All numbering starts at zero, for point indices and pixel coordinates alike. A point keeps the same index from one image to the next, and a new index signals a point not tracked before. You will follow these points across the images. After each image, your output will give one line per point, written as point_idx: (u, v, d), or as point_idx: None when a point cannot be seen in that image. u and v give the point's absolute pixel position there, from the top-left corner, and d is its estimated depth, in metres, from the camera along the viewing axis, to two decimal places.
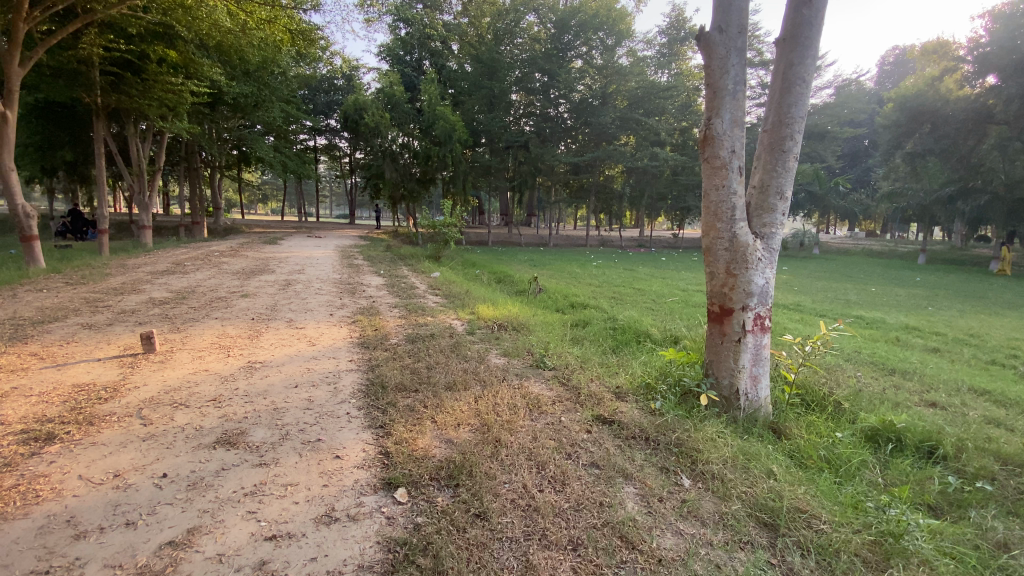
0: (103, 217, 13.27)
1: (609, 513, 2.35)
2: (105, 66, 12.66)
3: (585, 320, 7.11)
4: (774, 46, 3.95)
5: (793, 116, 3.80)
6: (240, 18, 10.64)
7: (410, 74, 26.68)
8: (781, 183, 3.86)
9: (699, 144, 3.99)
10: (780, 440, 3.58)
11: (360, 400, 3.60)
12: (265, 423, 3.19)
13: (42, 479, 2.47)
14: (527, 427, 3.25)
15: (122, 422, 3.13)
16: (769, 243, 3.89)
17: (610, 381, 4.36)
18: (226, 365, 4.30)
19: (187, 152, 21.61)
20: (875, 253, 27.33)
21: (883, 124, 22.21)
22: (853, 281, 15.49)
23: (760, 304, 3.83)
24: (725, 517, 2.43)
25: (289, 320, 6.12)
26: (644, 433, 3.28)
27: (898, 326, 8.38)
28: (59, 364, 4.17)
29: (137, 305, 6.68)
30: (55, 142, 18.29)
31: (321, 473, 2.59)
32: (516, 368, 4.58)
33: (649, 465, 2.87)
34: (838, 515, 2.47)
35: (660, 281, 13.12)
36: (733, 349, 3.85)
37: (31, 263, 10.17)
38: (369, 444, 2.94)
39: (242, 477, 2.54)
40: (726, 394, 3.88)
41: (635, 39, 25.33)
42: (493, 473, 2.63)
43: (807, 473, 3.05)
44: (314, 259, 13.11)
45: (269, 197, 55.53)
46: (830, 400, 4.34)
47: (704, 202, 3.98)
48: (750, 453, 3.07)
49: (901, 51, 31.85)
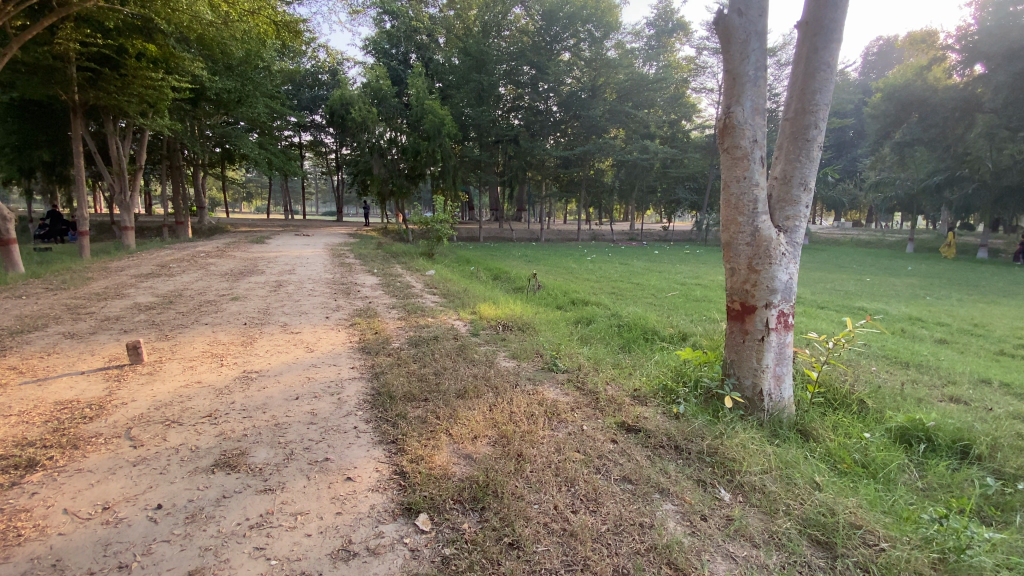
0: (83, 219, 12.76)
1: (652, 536, 2.17)
2: (82, 61, 12.19)
3: (588, 317, 6.91)
4: (796, 31, 3.76)
5: (817, 103, 3.60)
6: (222, 10, 10.17)
7: (397, 67, 25.32)
8: (806, 173, 3.67)
9: (717, 134, 3.79)
10: (810, 444, 3.43)
11: (368, 412, 3.37)
12: (267, 441, 2.94)
13: (23, 516, 2.21)
14: (548, 437, 3.04)
15: (109, 444, 2.87)
16: (793, 237, 3.71)
17: (627, 384, 4.16)
18: (220, 376, 4.03)
19: (169, 150, 21.00)
20: (864, 242, 27.53)
21: (873, 115, 22.35)
22: (848, 271, 15.49)
23: (784, 300, 3.64)
24: (777, 536, 2.27)
25: (283, 325, 5.82)
26: (672, 442, 3.09)
27: (902, 316, 8.34)
28: (39, 379, 3.88)
29: (122, 312, 6.33)
30: (31, 142, 17.63)
31: (334, 499, 2.37)
32: (527, 372, 4.37)
33: (684, 478, 2.69)
34: (894, 530, 2.32)
35: (657, 275, 12.93)
36: (756, 348, 3.67)
37: (9, 267, 9.71)
38: (382, 462, 2.72)
39: (246, 506, 2.30)
40: (749, 395, 3.71)
41: (623, 30, 25.08)
42: (520, 493, 2.42)
43: (847, 481, 2.89)
44: (304, 259, 12.74)
45: (254, 196, 54.66)
46: (853, 398, 4.19)
47: (724, 195, 3.79)
48: (788, 461, 2.92)
49: (885, 42, 32.02)
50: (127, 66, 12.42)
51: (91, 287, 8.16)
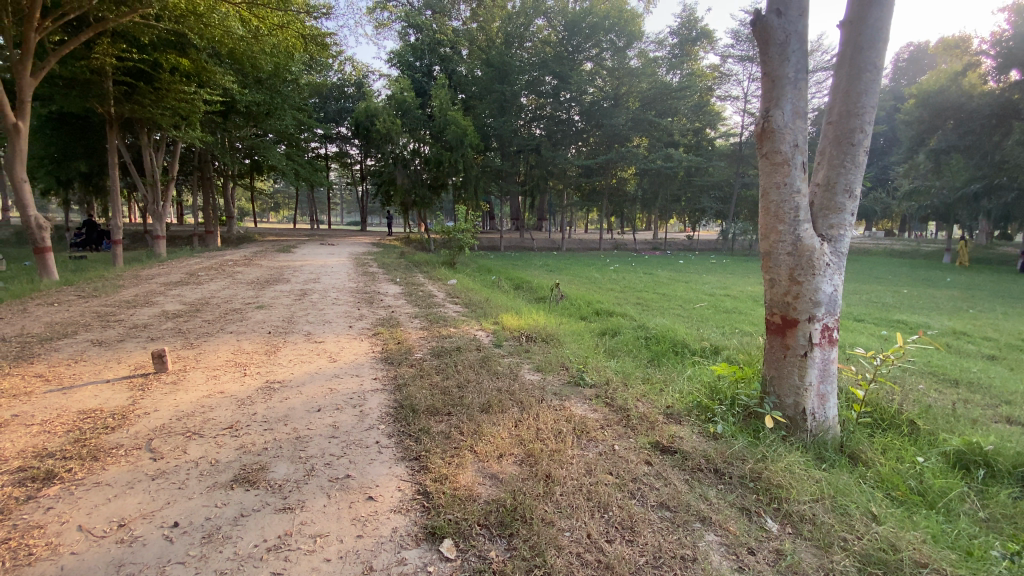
0: (116, 228, 13.13)
1: (695, 572, 2.00)
2: (118, 76, 12.63)
3: (613, 328, 6.74)
4: (838, 30, 3.56)
5: (863, 105, 3.39)
6: (253, 24, 10.44)
7: (420, 79, 25.04)
8: (851, 179, 3.45)
9: (756, 139, 3.60)
10: (858, 468, 3.21)
11: (390, 426, 3.26)
12: (287, 455, 2.86)
13: (36, 532, 2.17)
14: (578, 457, 2.88)
15: (130, 456, 2.82)
16: (837, 247, 3.49)
17: (659, 401, 3.97)
18: (243, 386, 3.98)
19: (201, 162, 21.62)
20: (898, 252, 26.60)
21: (907, 121, 21.61)
22: (882, 283, 14.93)
23: (829, 313, 3.42)
24: (834, 574, 2.06)
25: (307, 334, 5.79)
26: (712, 465, 2.89)
27: (945, 330, 7.90)
28: (64, 387, 3.90)
29: (150, 319, 6.42)
30: (70, 153, 18.32)
31: (354, 521, 2.26)
32: (553, 386, 4.20)
33: (726, 505, 2.50)
34: (962, 568, 2.11)
35: (683, 286, 12.64)
36: (798, 364, 3.45)
37: (44, 274, 10.03)
38: (404, 481, 2.59)
39: (265, 526, 2.21)
40: (791, 415, 3.49)
41: (646, 40, 25.02)
42: (550, 519, 2.27)
43: (906, 512, 2.66)
44: (329, 268, 12.89)
45: (281, 206, 55.99)
46: (903, 418, 3.92)
47: (763, 202, 3.59)
48: (840, 488, 2.71)
49: (915, 48, 31.25)
50: (161, 80, 12.84)
51: (121, 295, 8.33)
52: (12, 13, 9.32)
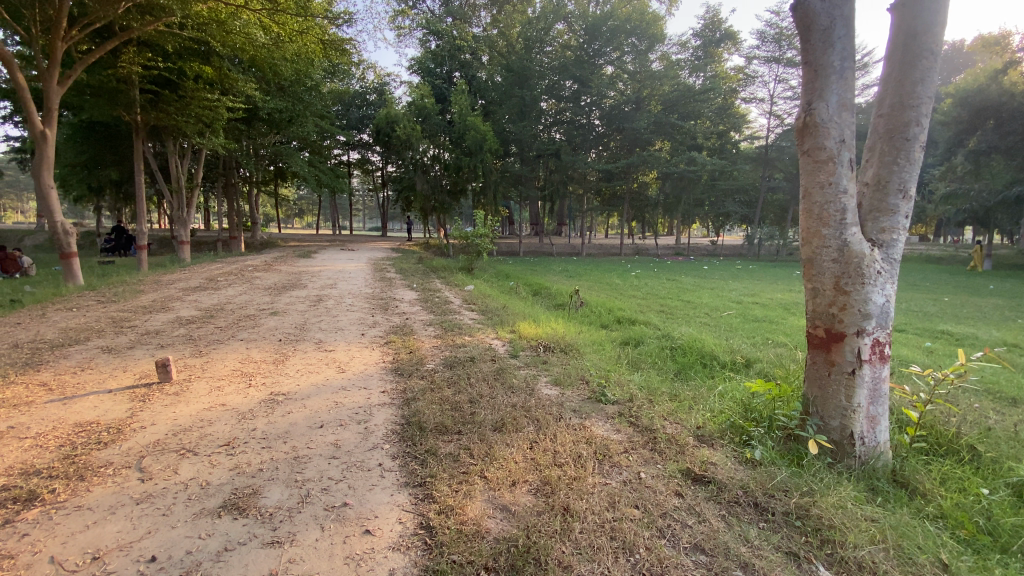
0: (140, 234, 13.31)
1: None
2: (144, 84, 12.81)
3: (636, 338, 6.41)
4: (890, 14, 3.20)
5: (919, 96, 3.03)
6: (274, 31, 10.41)
7: (441, 86, 25.36)
8: (906, 177, 3.09)
9: (795, 135, 3.28)
10: (918, 501, 2.83)
11: (394, 447, 3.02)
12: (283, 479, 2.64)
13: (6, 563, 1.99)
14: (600, 487, 2.59)
15: (118, 476, 2.64)
16: (889, 252, 3.14)
17: (688, 421, 3.64)
18: (245, 399, 3.79)
19: (226, 168, 21.97)
20: (935, 258, 25.40)
21: (944, 121, 20.63)
22: (923, 291, 14.12)
23: (880, 327, 3.07)
24: None
25: (318, 343, 5.62)
26: (751, 498, 2.58)
27: (997, 342, 7.31)
28: (65, 397, 3.77)
29: (163, 326, 6.33)
30: (101, 161, 18.76)
31: (347, 560, 2.01)
32: (572, 403, 3.90)
33: (771, 549, 2.19)
34: None
35: (708, 293, 12.18)
36: (844, 383, 3.10)
37: (69, 279, 10.14)
38: (405, 512, 2.34)
39: (249, 563, 1.99)
40: (836, 439, 3.14)
41: (667, 42, 24.65)
42: (568, 564, 2.00)
43: (982, 559, 2.28)
44: (346, 273, 12.79)
45: (305, 211, 56.76)
46: (962, 443, 3.50)
47: (804, 203, 3.26)
48: (900, 529, 2.36)
49: (952, 45, 30.06)
50: (185, 87, 12.98)
51: (139, 300, 8.32)
52: (39, 21, 9.56)
